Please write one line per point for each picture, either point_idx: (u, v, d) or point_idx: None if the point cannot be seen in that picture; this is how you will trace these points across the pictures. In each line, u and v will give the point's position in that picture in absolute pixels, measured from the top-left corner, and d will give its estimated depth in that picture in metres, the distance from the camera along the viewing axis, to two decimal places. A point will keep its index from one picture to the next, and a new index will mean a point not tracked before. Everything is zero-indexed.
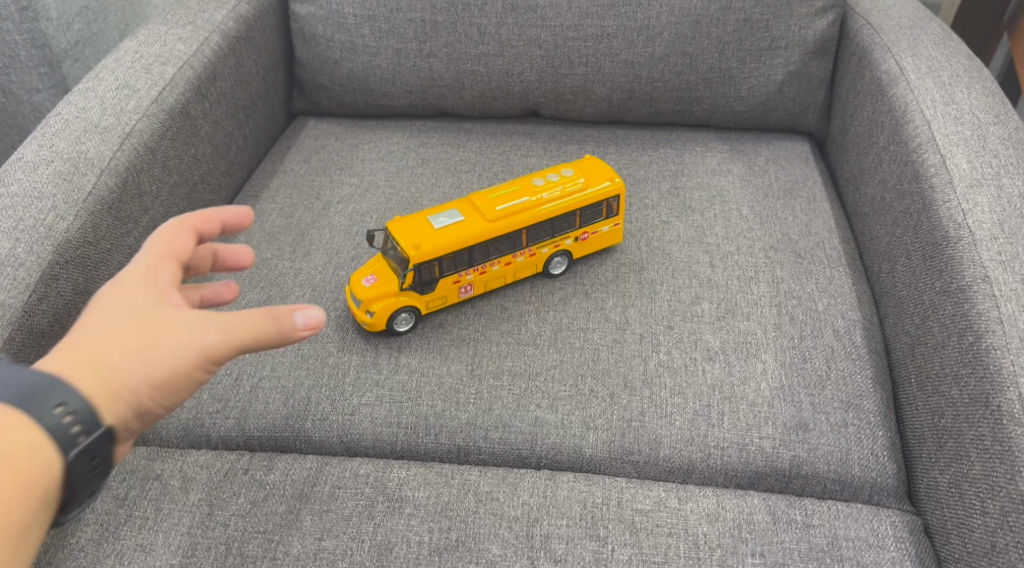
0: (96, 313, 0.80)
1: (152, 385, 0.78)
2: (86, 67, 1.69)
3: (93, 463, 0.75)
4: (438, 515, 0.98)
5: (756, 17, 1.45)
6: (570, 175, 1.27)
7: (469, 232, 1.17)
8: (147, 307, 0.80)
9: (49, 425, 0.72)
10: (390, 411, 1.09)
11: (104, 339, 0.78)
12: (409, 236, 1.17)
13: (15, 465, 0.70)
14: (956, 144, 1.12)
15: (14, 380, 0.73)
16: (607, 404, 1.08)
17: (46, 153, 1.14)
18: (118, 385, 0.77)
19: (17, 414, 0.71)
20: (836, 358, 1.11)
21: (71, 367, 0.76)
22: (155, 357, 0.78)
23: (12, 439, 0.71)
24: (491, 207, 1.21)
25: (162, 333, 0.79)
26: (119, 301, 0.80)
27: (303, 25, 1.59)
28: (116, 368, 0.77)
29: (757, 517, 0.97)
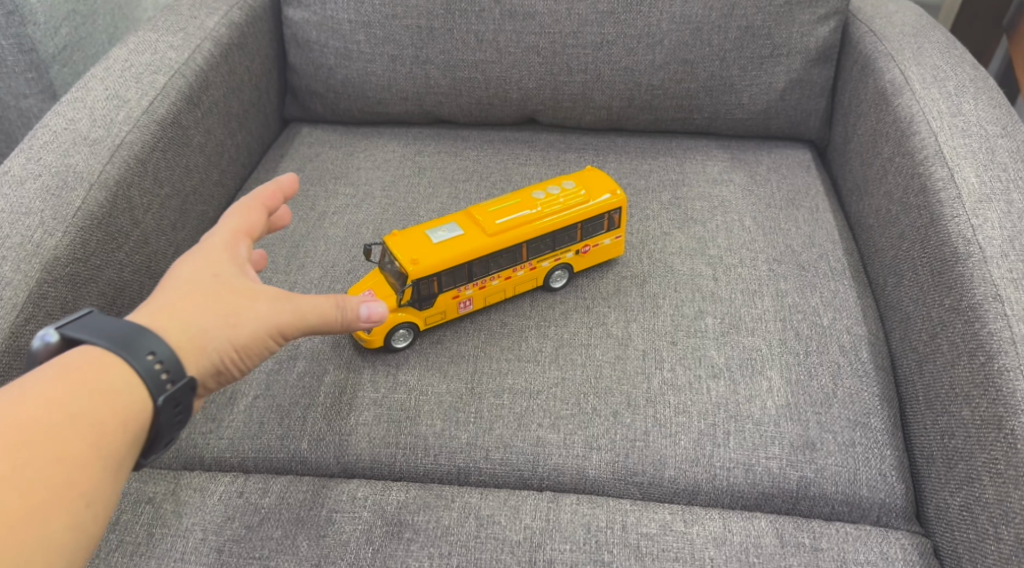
0: (182, 277, 0.88)
1: (233, 348, 0.87)
2: (74, 72, 1.65)
3: (178, 411, 0.81)
4: (439, 540, 0.96)
5: (757, 24, 1.42)
6: (571, 188, 1.25)
7: (469, 246, 1.15)
8: (231, 278, 0.89)
9: (145, 370, 0.78)
10: (388, 431, 1.06)
11: (192, 301, 0.86)
12: (407, 250, 1.14)
13: (117, 403, 0.76)
14: (963, 158, 1.11)
15: (114, 330, 0.80)
16: (610, 423, 1.06)
17: (34, 166, 1.11)
18: (205, 345, 0.85)
19: (117, 359, 0.78)
20: (842, 374, 1.10)
21: (163, 324, 0.83)
22: (238, 323, 0.87)
23: (115, 379, 0.77)
24: (491, 220, 1.18)
25: (247, 302, 0.88)
26: (206, 270, 0.89)
27: (296, 31, 1.56)
28: (202, 329, 0.85)
29: (764, 540, 0.96)
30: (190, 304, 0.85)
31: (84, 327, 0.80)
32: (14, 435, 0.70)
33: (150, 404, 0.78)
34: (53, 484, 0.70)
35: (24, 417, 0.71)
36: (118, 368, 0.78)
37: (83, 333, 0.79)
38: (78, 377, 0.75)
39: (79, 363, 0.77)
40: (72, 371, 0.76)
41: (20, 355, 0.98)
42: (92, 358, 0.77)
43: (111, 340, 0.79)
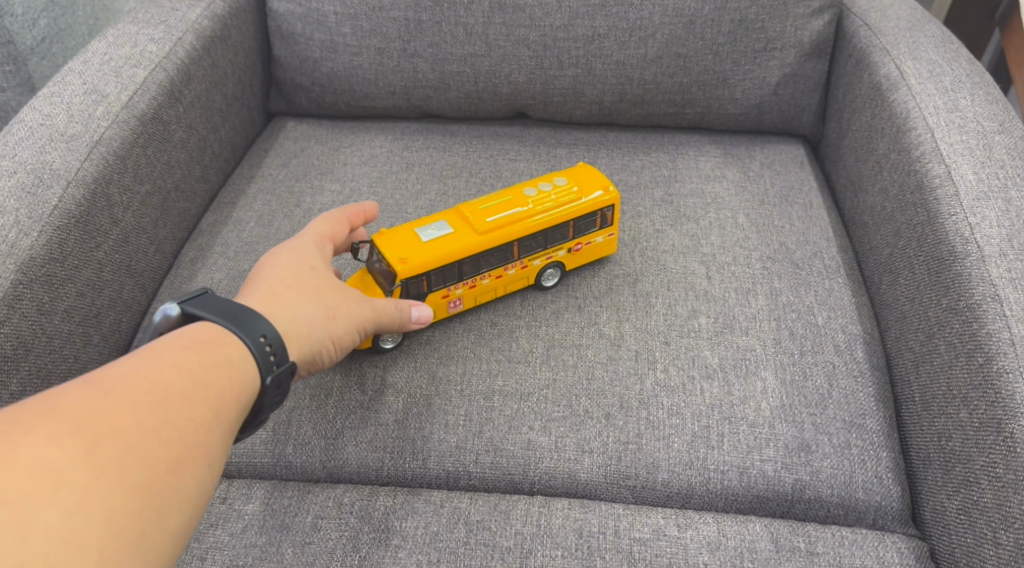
0: (282, 269, 0.95)
1: (327, 340, 0.94)
2: (54, 65, 1.62)
3: (278, 393, 0.84)
4: (427, 547, 0.94)
5: (751, 18, 1.40)
6: (563, 184, 1.23)
7: (459, 245, 1.13)
8: (328, 275, 0.98)
9: (260, 347, 0.83)
10: (375, 434, 1.04)
11: (297, 292, 0.93)
12: (395, 249, 1.12)
13: (235, 376, 0.79)
14: (960, 154, 1.09)
15: (232, 309, 0.85)
16: (602, 425, 1.04)
17: (9, 163, 1.08)
18: (306, 334, 0.91)
19: (236, 334, 0.82)
20: (838, 375, 1.08)
21: (270, 307, 0.90)
22: (334, 315, 0.94)
23: (232, 354, 0.80)
24: (482, 219, 1.16)
25: (343, 298, 0.96)
26: (306, 265, 0.97)
27: (281, 23, 1.52)
28: (304, 317, 0.91)
29: (759, 545, 0.94)
30: (291, 293, 0.92)
31: (200, 305, 0.85)
32: (148, 392, 0.71)
33: (261, 379, 0.82)
34: (186, 442, 0.71)
35: (154, 379, 0.72)
36: (234, 344, 0.81)
37: (203, 309, 0.84)
38: (201, 347, 0.79)
39: (199, 337, 0.79)
40: (193, 342, 0.79)
41: None
42: (211, 332, 0.81)
43: (230, 318, 0.83)
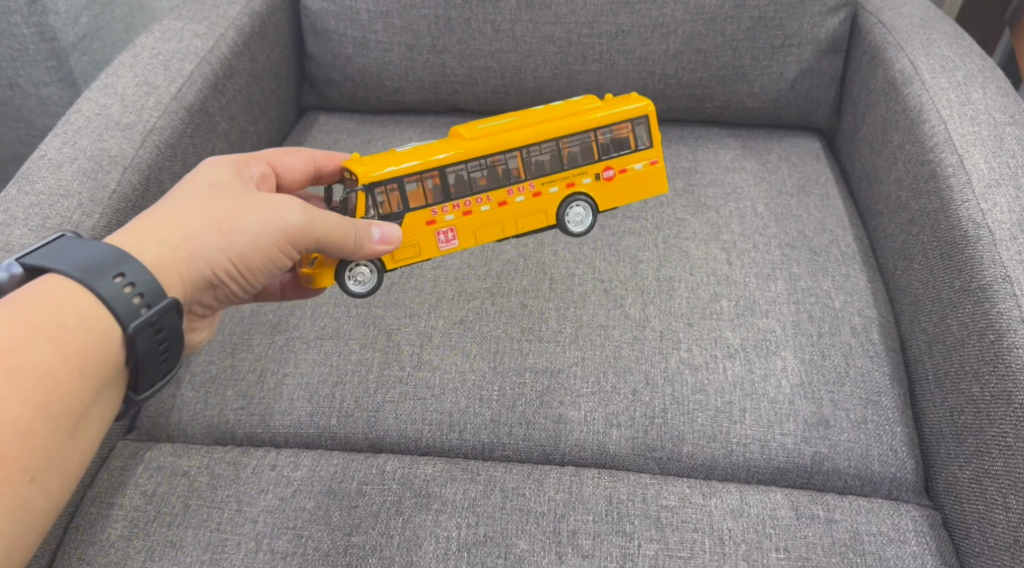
0: (172, 191, 0.97)
1: (223, 252, 0.94)
2: (94, 61, 1.67)
3: (151, 335, 0.86)
4: (466, 511, 1.00)
5: (769, 15, 1.44)
6: (571, 100, 1.21)
7: (427, 151, 1.13)
8: (226, 186, 0.98)
9: (113, 284, 0.84)
10: (414, 408, 1.10)
11: (184, 211, 0.94)
12: (365, 159, 1.15)
13: (68, 351, 0.80)
14: (972, 145, 1.14)
15: (85, 242, 0.87)
16: (629, 400, 1.09)
17: (70, 150, 1.15)
18: (189, 250, 0.92)
19: (78, 276, 0.83)
20: (855, 355, 1.13)
21: (146, 229, 0.92)
22: (227, 224, 0.94)
23: (69, 323, 0.81)
24: (473, 128, 1.16)
25: (237, 204, 0.95)
26: (198, 180, 0.98)
27: (315, 21, 1.58)
28: (187, 233, 0.92)
29: (780, 513, 0.99)
30: (176, 209, 0.94)
31: (48, 251, 0.86)
32: None
33: (121, 319, 0.84)
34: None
35: None
36: (74, 304, 0.83)
37: (50, 251, 0.86)
38: (30, 309, 0.81)
39: (36, 307, 0.81)
40: (22, 303, 0.81)
41: None
42: (52, 285, 0.83)
43: (74, 263, 0.84)
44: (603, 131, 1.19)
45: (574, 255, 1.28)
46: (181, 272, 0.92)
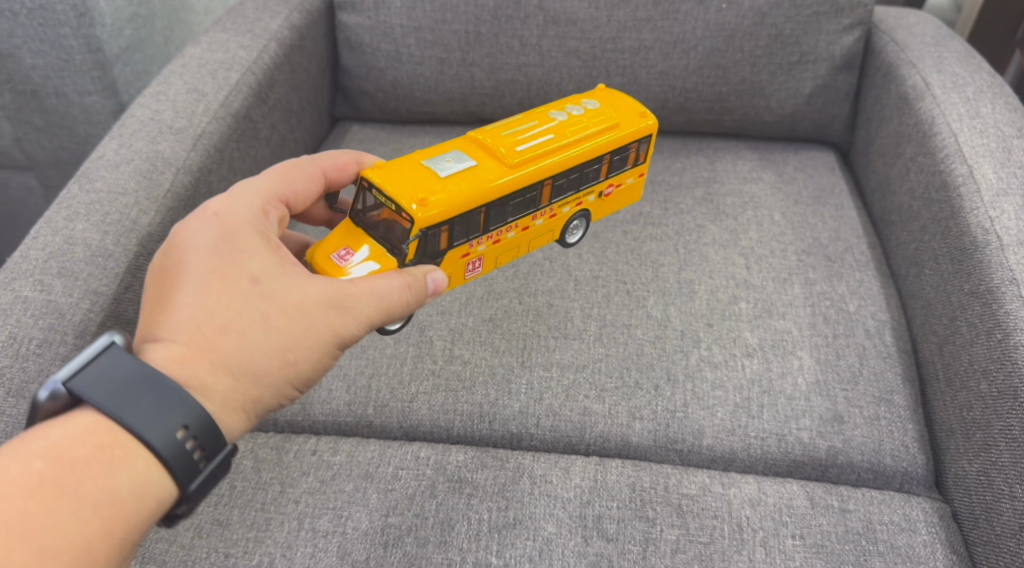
0: (210, 289, 0.89)
1: (287, 382, 0.91)
2: (137, 71, 1.60)
3: (206, 488, 0.84)
4: (496, 495, 1.05)
5: (786, 32, 1.49)
6: (579, 113, 1.28)
7: (482, 183, 1.14)
8: (279, 292, 0.90)
9: (173, 440, 0.80)
10: (446, 399, 1.15)
11: (236, 334, 0.88)
12: (411, 188, 1.12)
13: (112, 513, 0.77)
14: (982, 156, 1.20)
15: (138, 374, 0.82)
16: (651, 395, 1.15)
17: (126, 152, 1.22)
18: (249, 384, 0.88)
19: (134, 430, 0.79)
20: (868, 356, 1.19)
21: (201, 354, 0.86)
22: (292, 353, 0.90)
23: (115, 481, 0.77)
24: (511, 152, 1.18)
25: (297, 324, 0.90)
26: (241, 280, 0.90)
27: (350, 35, 1.61)
28: (249, 362, 0.88)
29: (796, 502, 1.04)
30: (229, 328, 0.88)
31: (92, 379, 0.80)
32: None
33: (181, 478, 0.81)
34: None
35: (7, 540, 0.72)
36: (125, 464, 0.78)
37: (96, 382, 0.80)
38: (81, 468, 0.77)
39: (79, 460, 0.77)
40: (72, 458, 0.77)
41: (120, 321, 1.08)
42: (102, 435, 0.79)
43: (125, 409, 0.80)
44: (615, 154, 1.29)
45: (597, 257, 1.34)
46: (246, 407, 0.89)
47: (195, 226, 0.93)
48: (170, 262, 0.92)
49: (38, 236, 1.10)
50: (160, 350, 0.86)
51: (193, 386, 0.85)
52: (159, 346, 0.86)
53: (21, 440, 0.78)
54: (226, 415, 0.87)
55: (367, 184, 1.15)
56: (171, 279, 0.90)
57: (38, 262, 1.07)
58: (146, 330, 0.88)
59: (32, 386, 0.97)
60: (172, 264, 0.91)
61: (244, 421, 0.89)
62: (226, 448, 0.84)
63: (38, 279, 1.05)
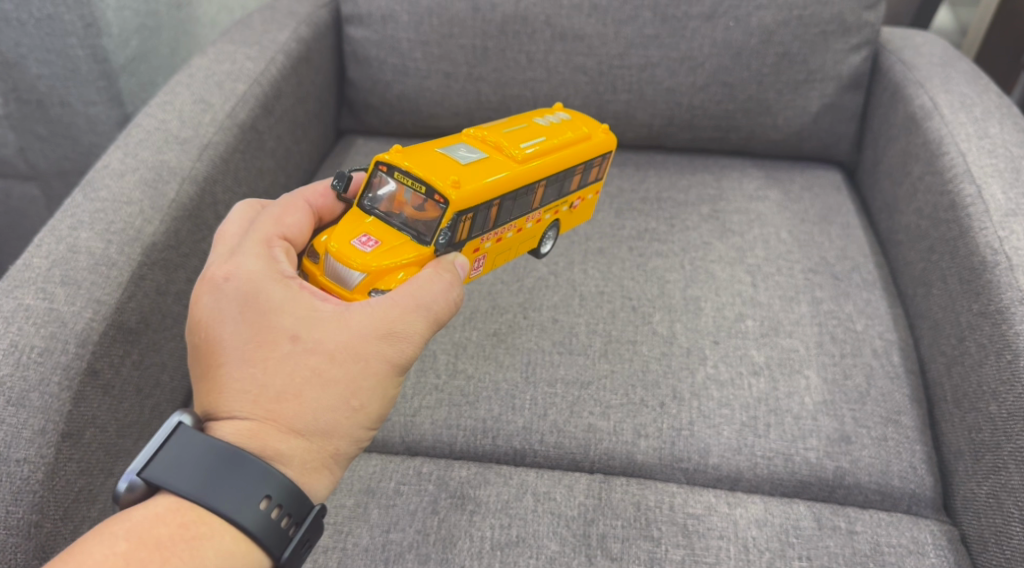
0: (252, 358, 0.89)
1: (359, 427, 0.91)
2: (142, 82, 1.59)
3: (298, 551, 0.86)
4: (499, 512, 1.04)
5: (794, 51, 1.49)
6: (563, 121, 1.29)
7: (503, 172, 1.13)
8: (324, 341, 0.90)
9: (258, 511, 0.83)
10: (449, 414, 1.14)
11: (297, 397, 0.88)
12: (439, 172, 1.10)
13: None
14: (990, 177, 1.19)
15: (209, 453, 0.85)
16: (657, 413, 1.13)
17: (132, 161, 1.21)
18: (324, 441, 0.89)
19: (215, 507, 0.82)
20: (876, 376, 1.18)
21: (265, 424, 0.87)
22: (356, 399, 0.90)
23: (207, 557, 0.79)
24: (517, 146, 1.17)
25: (353, 368, 0.90)
26: (282, 340, 0.90)
27: (357, 48, 1.60)
28: (318, 421, 0.89)
29: (803, 523, 1.04)
30: (286, 392, 0.88)
31: (166, 465, 0.84)
32: None
33: (271, 547, 0.83)
34: None
35: None
36: (212, 539, 0.81)
37: (169, 467, 0.84)
38: (166, 546, 0.79)
39: (167, 541, 0.79)
40: (156, 536, 0.79)
41: (122, 331, 1.07)
42: (184, 514, 0.82)
43: (202, 488, 0.83)
44: (589, 165, 1.29)
45: (603, 273, 1.32)
46: (327, 462, 0.90)
47: (212, 297, 0.92)
48: (200, 339, 0.91)
49: (41, 243, 1.10)
50: (224, 429, 0.87)
51: (270, 456, 0.87)
52: (221, 426, 0.88)
53: (101, 527, 0.80)
54: (309, 477, 0.89)
55: (388, 168, 1.13)
56: (209, 357, 0.90)
57: (41, 271, 1.06)
58: (206, 414, 0.90)
59: (32, 394, 0.96)
60: (206, 342, 0.91)
61: (329, 477, 0.90)
62: (312, 510, 0.87)
63: (41, 287, 1.04)
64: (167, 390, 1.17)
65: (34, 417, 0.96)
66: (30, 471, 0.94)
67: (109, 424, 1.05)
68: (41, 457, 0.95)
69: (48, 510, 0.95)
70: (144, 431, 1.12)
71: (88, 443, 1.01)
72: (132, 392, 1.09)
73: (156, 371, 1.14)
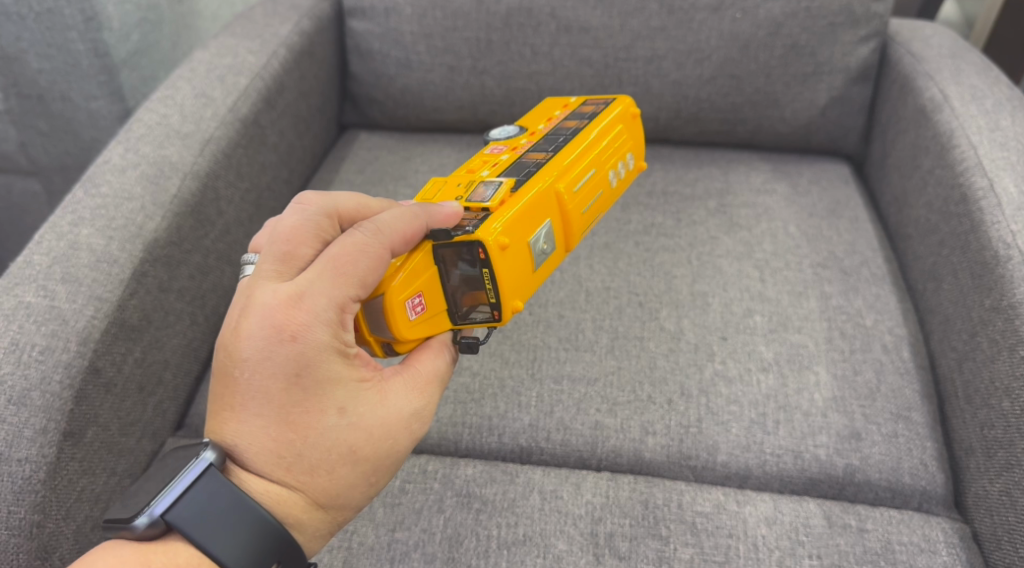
0: (297, 424, 0.88)
1: (370, 498, 0.95)
2: (144, 77, 1.58)
3: None
4: (505, 511, 1.03)
5: (802, 43, 1.47)
6: (624, 175, 1.19)
7: (548, 268, 1.08)
8: (367, 419, 0.90)
9: None
10: (453, 411, 1.13)
11: (325, 471, 0.90)
12: (517, 285, 1.01)
13: None
14: (1002, 170, 1.18)
15: (234, 511, 0.86)
16: (664, 409, 1.12)
17: (133, 156, 1.20)
18: (337, 511, 0.92)
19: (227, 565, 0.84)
20: (886, 371, 1.16)
21: (292, 491, 0.90)
22: (376, 476, 0.93)
23: None
24: (577, 234, 1.09)
25: (384, 448, 0.92)
26: (329, 412, 0.89)
27: (359, 41, 1.59)
28: (340, 495, 0.91)
29: (813, 521, 1.02)
30: (320, 466, 0.89)
31: (189, 513, 0.85)
32: None
33: None
34: None
35: None
36: None
37: (193, 515, 0.85)
38: None
39: None
40: None
41: (124, 328, 1.06)
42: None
43: (220, 545, 0.85)
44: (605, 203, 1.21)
45: (609, 269, 1.31)
46: (335, 528, 0.94)
47: (266, 346, 0.87)
48: (240, 380, 0.88)
49: (42, 240, 1.09)
50: (253, 484, 0.89)
51: (289, 522, 0.90)
52: (251, 478, 0.89)
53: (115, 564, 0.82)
54: (317, 541, 0.93)
55: (484, 258, 0.95)
56: (248, 404, 0.88)
57: (42, 268, 1.05)
58: (231, 449, 0.90)
59: (33, 393, 0.96)
60: (245, 385, 0.88)
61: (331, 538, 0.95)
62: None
63: (42, 285, 1.03)
64: (170, 388, 1.16)
65: (36, 416, 0.95)
66: (31, 471, 0.93)
67: (111, 422, 1.04)
68: (42, 457, 0.94)
69: (50, 510, 0.95)
70: (147, 429, 1.11)
71: (90, 441, 1.00)
72: (134, 390, 1.08)
73: (158, 368, 1.13)
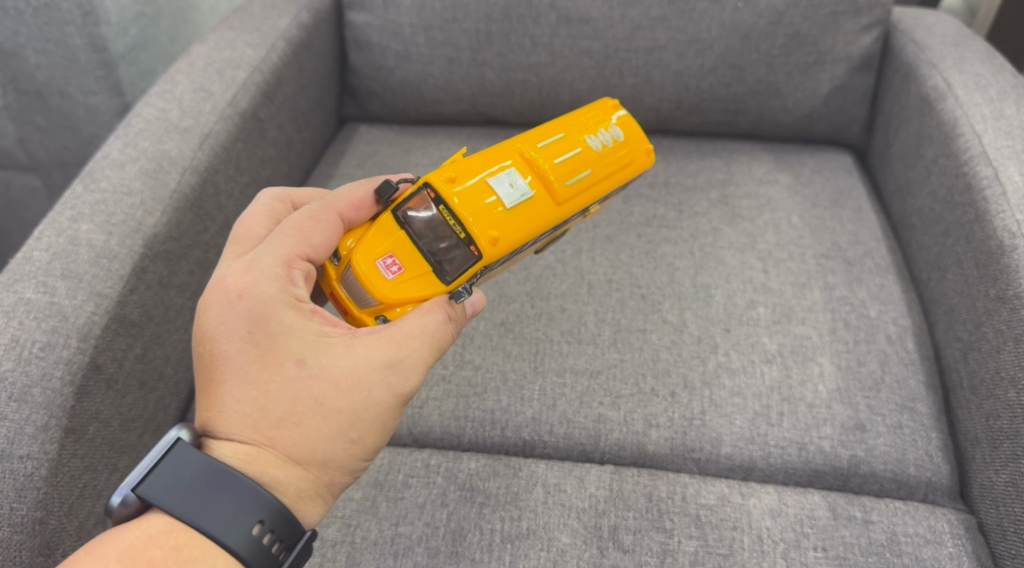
0: (258, 381, 0.89)
1: (355, 458, 0.92)
2: (142, 71, 1.57)
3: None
4: (508, 505, 1.03)
5: (804, 32, 1.45)
6: (624, 138, 1.09)
7: (543, 218, 0.99)
8: (331, 369, 0.90)
9: (249, 536, 0.85)
10: (456, 405, 1.13)
11: (295, 425, 0.89)
12: (480, 217, 0.96)
13: None
14: (1008, 159, 1.16)
15: (205, 473, 0.86)
16: (667, 402, 1.12)
17: (132, 151, 1.19)
18: (319, 470, 0.90)
19: (203, 528, 0.84)
20: (891, 362, 1.16)
21: (264, 450, 0.89)
22: (356, 431, 0.91)
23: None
24: (562, 179, 1.01)
25: (356, 401, 0.90)
26: (288, 364, 0.89)
27: (358, 33, 1.58)
28: (317, 451, 0.90)
29: (818, 513, 1.02)
30: (288, 418, 0.89)
31: (160, 484, 0.85)
32: None
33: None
34: None
35: None
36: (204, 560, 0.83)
37: (164, 486, 0.85)
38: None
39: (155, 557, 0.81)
40: (147, 559, 0.81)
41: (124, 324, 1.05)
42: (177, 536, 0.84)
43: (196, 510, 0.85)
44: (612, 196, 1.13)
45: (611, 261, 1.30)
46: (322, 491, 0.92)
47: (221, 311, 0.90)
48: (204, 351, 0.90)
49: (42, 236, 1.08)
50: (223, 449, 0.89)
51: (267, 482, 0.88)
52: (221, 445, 0.89)
53: (92, 543, 0.82)
54: (305, 505, 0.91)
55: (435, 197, 0.97)
56: (211, 371, 0.90)
57: (41, 264, 1.05)
58: (203, 423, 0.91)
59: (34, 390, 0.95)
60: (207, 355, 0.90)
61: (323, 504, 0.92)
62: (303, 536, 0.90)
63: (42, 281, 1.03)
64: (172, 383, 1.16)
65: (36, 412, 0.94)
66: (33, 468, 0.93)
67: (112, 418, 1.04)
68: (43, 454, 0.94)
69: (52, 507, 0.94)
70: (149, 425, 1.11)
71: (92, 438, 1.00)
72: (135, 385, 1.08)
73: (159, 363, 1.12)
